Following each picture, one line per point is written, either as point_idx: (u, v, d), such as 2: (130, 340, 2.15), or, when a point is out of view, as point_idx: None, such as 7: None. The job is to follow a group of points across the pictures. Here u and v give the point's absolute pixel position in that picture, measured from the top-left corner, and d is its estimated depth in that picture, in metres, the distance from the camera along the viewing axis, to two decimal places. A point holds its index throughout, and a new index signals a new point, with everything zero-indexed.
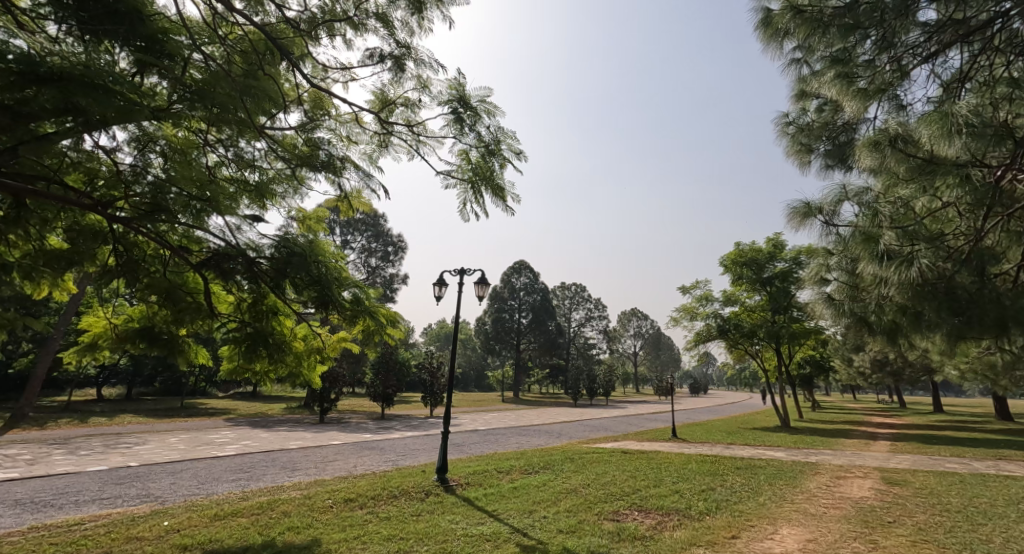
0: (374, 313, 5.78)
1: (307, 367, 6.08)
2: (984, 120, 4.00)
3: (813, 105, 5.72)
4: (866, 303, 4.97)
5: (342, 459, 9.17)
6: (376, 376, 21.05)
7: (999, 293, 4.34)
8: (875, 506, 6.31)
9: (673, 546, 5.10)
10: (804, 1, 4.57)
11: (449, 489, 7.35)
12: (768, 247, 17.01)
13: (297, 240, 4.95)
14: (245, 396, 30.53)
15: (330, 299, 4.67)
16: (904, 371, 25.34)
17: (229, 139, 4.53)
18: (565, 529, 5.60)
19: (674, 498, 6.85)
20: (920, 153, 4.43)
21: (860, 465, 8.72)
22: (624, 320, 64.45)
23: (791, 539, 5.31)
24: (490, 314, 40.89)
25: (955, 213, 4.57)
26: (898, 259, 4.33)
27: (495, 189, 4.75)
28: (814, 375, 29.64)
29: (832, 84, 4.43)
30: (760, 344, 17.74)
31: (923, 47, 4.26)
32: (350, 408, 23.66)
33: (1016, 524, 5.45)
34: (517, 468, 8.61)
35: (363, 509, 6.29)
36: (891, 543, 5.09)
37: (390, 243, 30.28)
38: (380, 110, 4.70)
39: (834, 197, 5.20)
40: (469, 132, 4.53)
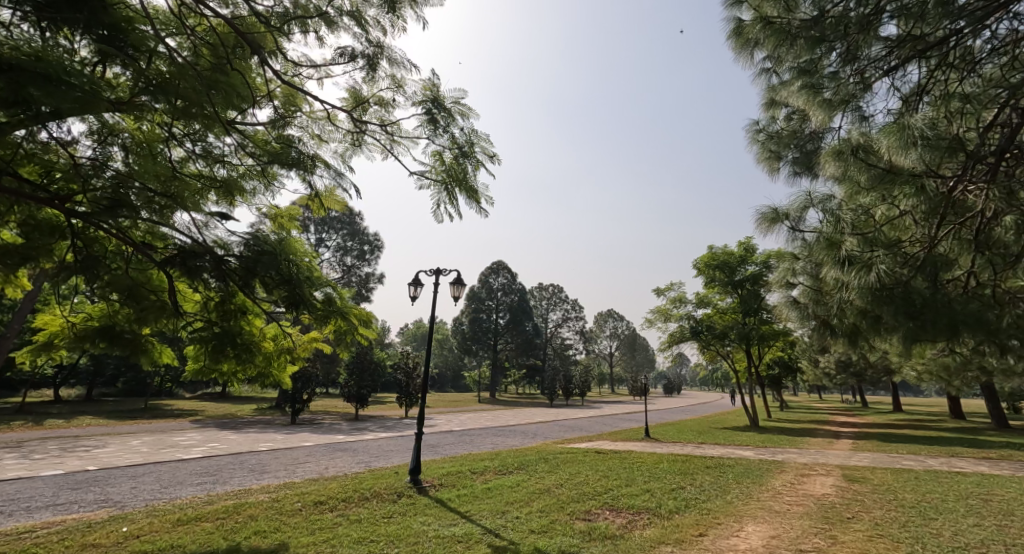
0: (347, 314, 5.69)
1: (277, 367, 6.01)
2: (938, 133, 4.19)
3: (782, 114, 5.90)
4: (829, 306, 5.14)
5: (314, 461, 9.03)
6: (350, 377, 20.78)
7: (951, 298, 4.55)
8: (836, 503, 6.54)
9: (641, 545, 5.17)
10: (774, 13, 4.70)
11: (422, 490, 7.33)
12: (739, 251, 17.42)
13: (268, 238, 4.85)
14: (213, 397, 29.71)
15: (301, 299, 4.59)
16: (867, 372, 26.24)
17: (196, 134, 4.41)
18: (537, 530, 5.64)
19: (645, 497, 6.96)
20: (880, 162, 4.61)
21: (823, 463, 9.01)
22: (601, 321, 65.00)
23: (756, 536, 5.45)
24: (467, 314, 40.77)
25: (912, 221, 4.75)
26: (859, 265, 4.51)
27: (468, 191, 4.74)
28: (782, 376, 30.46)
29: (800, 93, 4.70)
30: (730, 345, 18.17)
31: (885, 60, 4.38)
32: (323, 409, 23.31)
33: (964, 518, 5.72)
34: (491, 469, 8.63)
35: (334, 512, 6.22)
36: (849, 538, 5.28)
37: (367, 242, 29.86)
38: (353, 109, 4.64)
39: (799, 204, 5.36)
40: (442, 133, 4.52)
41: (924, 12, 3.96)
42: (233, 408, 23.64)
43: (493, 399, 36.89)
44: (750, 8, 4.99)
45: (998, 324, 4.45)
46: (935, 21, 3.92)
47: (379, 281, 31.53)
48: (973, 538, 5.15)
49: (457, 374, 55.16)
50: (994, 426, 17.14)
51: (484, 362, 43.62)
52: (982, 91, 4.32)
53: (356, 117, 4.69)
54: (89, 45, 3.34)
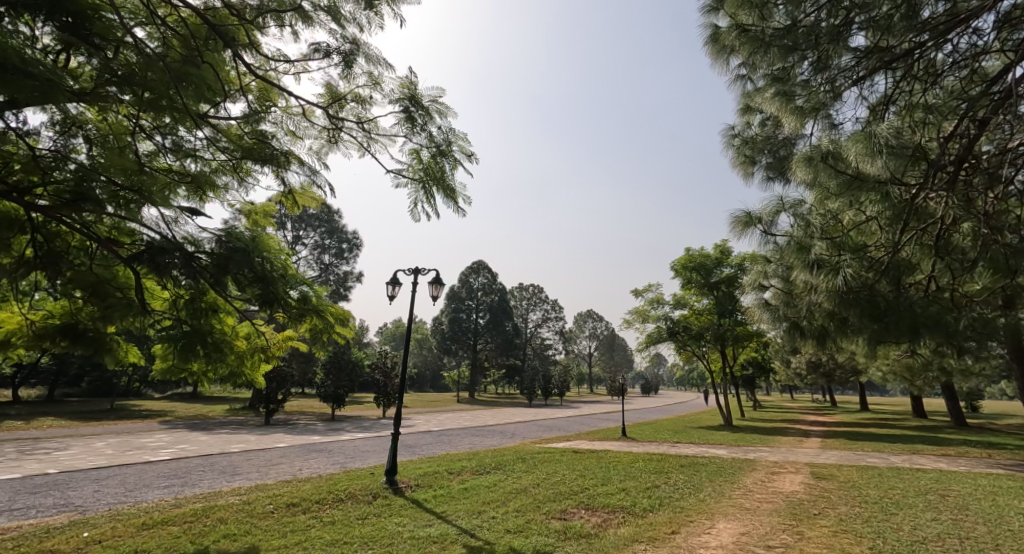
0: (322, 313, 5.61)
1: (250, 367, 5.91)
2: (902, 142, 4.35)
3: (757, 119, 6.04)
4: (799, 308, 5.28)
5: (287, 463, 8.88)
6: (327, 377, 20.48)
7: (913, 302, 4.73)
8: (803, 500, 6.72)
9: (616, 544, 5.22)
10: (749, 20, 4.78)
11: (397, 491, 7.27)
12: (716, 253, 17.76)
13: (240, 234, 4.74)
14: (184, 397, 28.95)
15: (274, 298, 4.45)
16: (835, 373, 27.00)
17: (167, 128, 4.29)
18: (512, 529, 5.66)
19: (620, 496, 7.03)
20: (848, 169, 4.74)
21: (792, 461, 9.25)
22: (581, 321, 65.43)
23: (726, 533, 5.57)
24: (448, 314, 40.59)
25: (877, 227, 4.94)
26: (827, 268, 4.68)
27: (446, 190, 4.72)
28: (756, 376, 31.16)
29: (773, 100, 4.81)
30: (706, 346, 18.49)
31: (853, 70, 4.51)
32: (298, 410, 22.92)
33: (923, 513, 5.94)
34: (468, 469, 8.60)
35: (306, 514, 6.12)
36: (815, 533, 5.43)
37: (345, 240, 29.46)
38: (329, 105, 4.58)
39: (772, 208, 5.53)
40: (420, 132, 4.49)
41: (890, 24, 4.10)
42: (205, 408, 23.06)
43: (473, 399, 36.85)
44: (726, 16, 5.09)
45: (954, 327, 4.65)
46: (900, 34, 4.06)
47: (358, 280, 31.24)
48: (931, 531, 5.35)
49: (436, 374, 54.93)
50: (952, 424, 17.86)
51: (464, 362, 43.43)
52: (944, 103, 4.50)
53: (333, 113, 4.62)
54: (51, 32, 3.21)
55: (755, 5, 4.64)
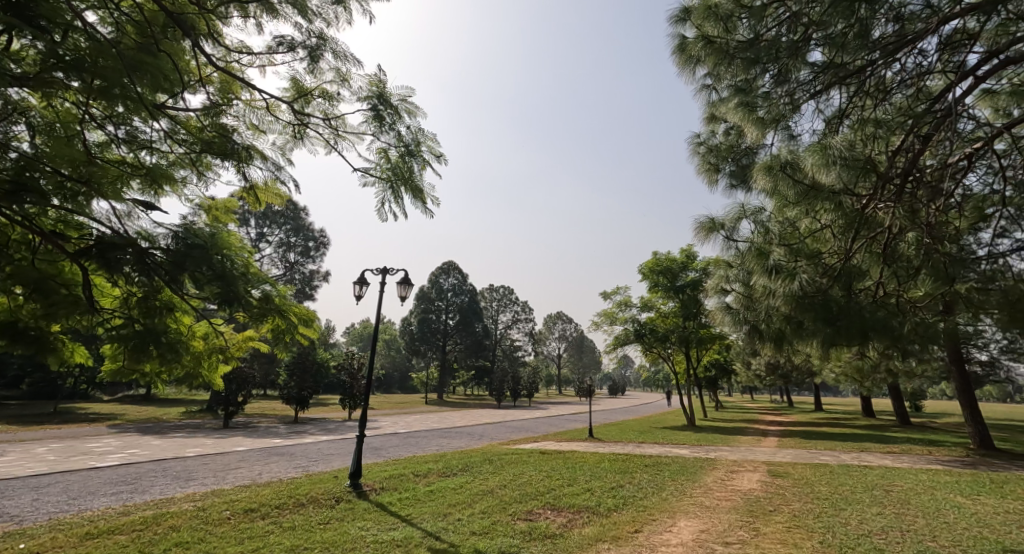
0: (286, 313, 5.44)
1: (207, 368, 5.69)
2: (855, 155, 4.56)
3: (721, 128, 6.20)
4: (758, 312, 5.48)
5: (246, 467, 8.60)
6: (290, 379, 19.92)
7: (864, 306, 4.98)
8: (760, 497, 6.95)
9: (579, 544, 5.27)
10: (714, 32, 4.90)
11: (362, 495, 7.15)
12: (681, 257, 18.21)
13: (199, 230, 4.53)
14: (136, 400, 27.61)
15: (235, 296, 4.19)
16: (792, 374, 28.01)
17: (120, 117, 4.05)
18: (477, 531, 5.64)
19: (586, 496, 7.12)
20: (805, 179, 4.94)
21: (751, 459, 9.57)
22: (550, 322, 65.73)
23: (687, 530, 5.71)
24: (417, 314, 40.18)
25: (832, 235, 5.18)
26: (784, 273, 4.99)
27: (414, 190, 4.66)
28: (718, 377, 32.00)
29: (736, 110, 4.98)
30: (671, 348, 18.91)
31: (811, 84, 4.72)
32: (259, 412, 22.19)
33: (869, 507, 6.24)
34: (435, 471, 8.53)
35: (265, 519, 5.95)
36: (770, 529, 5.62)
37: (312, 238, 28.81)
38: (295, 100, 4.45)
39: (734, 215, 5.73)
40: (388, 131, 4.43)
41: (845, 43, 4.29)
42: (158, 411, 22.04)
43: (442, 401, 36.56)
44: (693, 27, 5.21)
45: (901, 331, 4.91)
46: (854, 52, 4.25)
47: (325, 279, 30.56)
48: (876, 525, 5.63)
49: (405, 375, 54.23)
50: (897, 423, 18.85)
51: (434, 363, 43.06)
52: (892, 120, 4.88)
53: (298, 108, 4.49)
54: None
55: (720, 17, 4.75)
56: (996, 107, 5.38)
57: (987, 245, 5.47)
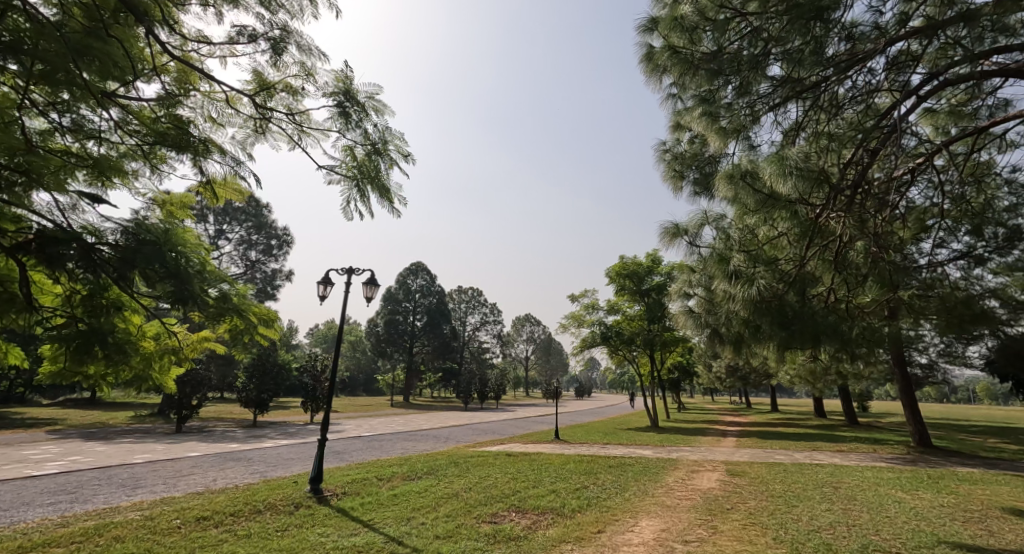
0: (246, 313, 5.24)
1: (159, 370, 5.42)
2: (810, 165, 4.78)
3: (686, 137, 6.37)
4: (719, 316, 5.65)
5: (199, 473, 8.25)
6: (250, 381, 19.23)
7: (816, 311, 5.22)
8: (719, 495, 7.16)
9: (543, 545, 5.30)
10: (680, 43, 5.03)
11: (322, 500, 6.96)
12: (647, 261, 18.63)
13: (150, 225, 4.27)
14: (79, 404, 25.97)
15: (189, 296, 3.94)
16: (750, 376, 29.05)
17: (64, 104, 3.80)
18: (441, 535, 5.58)
19: (551, 497, 7.16)
20: (764, 189, 5.13)
21: (710, 459, 9.85)
22: (519, 324, 65.85)
23: (648, 530, 5.82)
24: (384, 315, 39.56)
25: (787, 242, 5.43)
26: (743, 278, 5.17)
27: (380, 190, 4.57)
28: (681, 379, 32.84)
29: (700, 120, 5.15)
30: (636, 350, 19.28)
31: (770, 97, 4.91)
32: (215, 416, 21.31)
33: (819, 504, 6.52)
34: (399, 475, 8.39)
35: (219, 527, 5.72)
36: (727, 527, 5.81)
37: (275, 236, 27.96)
38: (257, 94, 4.27)
39: (697, 221, 5.89)
40: (355, 128, 4.33)
41: (801, 58, 4.40)
42: (103, 416, 20.82)
43: (409, 404, 36.06)
44: (659, 37, 5.32)
45: (849, 335, 5.19)
46: (810, 68, 4.44)
47: (289, 279, 29.69)
48: (825, 520, 5.90)
49: (371, 377, 53.22)
50: (846, 422, 19.83)
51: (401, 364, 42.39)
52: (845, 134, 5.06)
53: (259, 101, 4.32)
54: None
55: (686, 28, 4.88)
56: (938, 125, 5.70)
57: (928, 254, 5.83)
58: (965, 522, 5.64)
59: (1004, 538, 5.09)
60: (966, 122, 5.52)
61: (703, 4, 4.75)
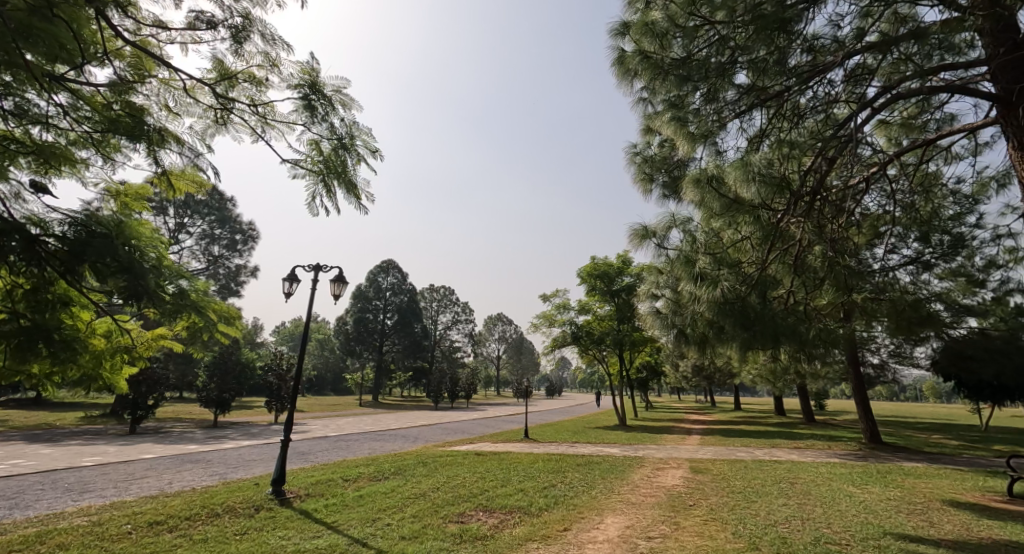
0: (205, 309, 5.01)
1: (109, 369, 5.15)
2: (770, 171, 4.98)
3: (656, 140, 6.47)
4: (684, 317, 5.75)
5: (154, 476, 7.93)
6: (210, 380, 18.56)
7: (776, 313, 5.39)
8: (681, 492, 7.33)
9: (509, 544, 5.30)
10: (651, 48, 5.10)
11: (285, 503, 6.79)
12: (618, 262, 18.88)
13: (101, 217, 4.03)
14: (21, 405, 24.45)
15: (144, 292, 3.69)
16: (715, 375, 29.79)
17: (6, 87, 3.56)
18: (406, 536, 5.52)
19: (518, 496, 7.17)
20: (729, 194, 5.30)
21: (674, 457, 10.06)
22: (491, 324, 65.59)
23: (613, 527, 5.90)
24: (354, 314, 38.87)
25: (750, 246, 5.61)
26: (708, 280, 5.30)
27: (348, 185, 4.47)
28: (649, 379, 33.37)
29: (669, 124, 5.25)
30: (605, 350, 19.51)
31: (737, 104, 5.03)
32: (172, 417, 20.48)
33: (776, 499, 6.75)
34: (365, 475, 8.27)
35: (173, 532, 5.51)
36: (689, 523, 5.94)
37: (239, 231, 27.12)
38: (218, 83, 4.10)
39: (664, 223, 6.00)
40: (320, 122, 4.20)
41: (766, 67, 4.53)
42: (47, 417, 19.67)
43: (378, 403, 35.51)
44: (630, 41, 5.39)
45: (807, 336, 5.39)
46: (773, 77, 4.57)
47: (254, 275, 28.84)
48: (781, 515, 6.10)
49: (339, 376, 52.20)
50: (803, 420, 20.59)
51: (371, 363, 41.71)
52: (806, 142, 5.22)
53: (220, 91, 4.15)
54: None
55: (656, 33, 4.96)
56: (891, 137, 5.97)
57: (881, 259, 6.11)
58: (909, 514, 5.93)
59: (944, 529, 5.38)
60: (916, 134, 5.80)
61: (673, 11, 4.84)
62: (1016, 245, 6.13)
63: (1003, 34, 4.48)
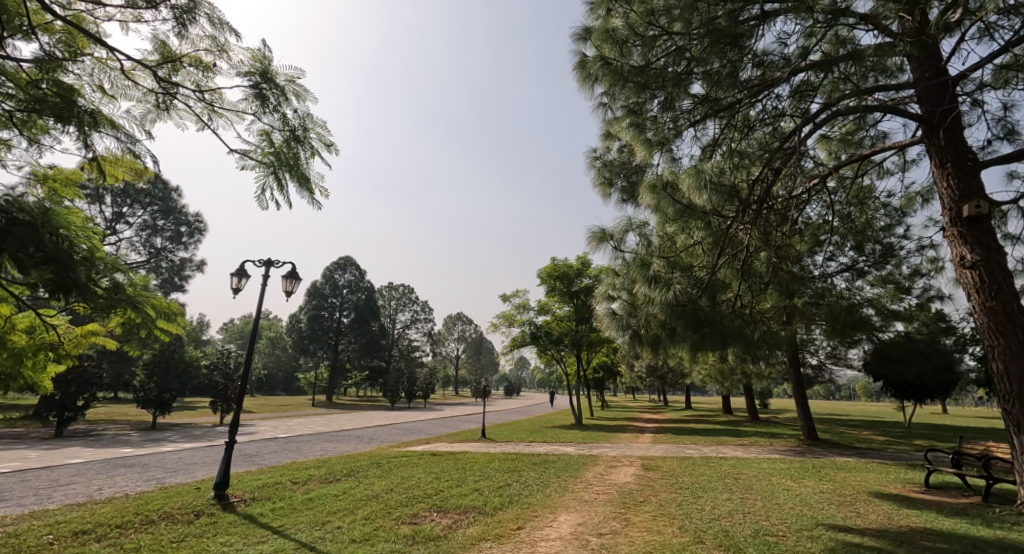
0: (144, 304, 4.71)
1: (31, 368, 4.77)
2: (721, 180, 5.20)
3: (615, 146, 6.61)
4: (639, 318, 5.87)
5: (82, 482, 7.41)
6: (149, 380, 17.51)
7: (725, 316, 5.60)
8: (632, 489, 7.53)
9: (462, 544, 5.29)
10: (611, 54, 5.19)
11: (228, 508, 6.50)
12: (578, 264, 19.15)
13: (25, 202, 3.64)
14: None
15: (73, 285, 3.43)
16: (667, 375, 30.76)
17: None
18: (357, 539, 5.40)
19: (473, 496, 7.16)
20: (683, 200, 5.45)
21: (627, 455, 10.31)
22: (451, 322, 64.87)
23: (566, 524, 5.99)
24: (307, 312, 37.71)
25: (701, 251, 5.84)
26: (661, 282, 5.43)
27: (300, 179, 4.30)
28: (605, 379, 34.06)
29: (627, 130, 5.41)
30: (563, 350, 19.76)
31: (691, 114, 5.22)
32: (105, 418, 19.20)
33: (721, 494, 7.04)
34: (316, 477, 8.03)
35: (101, 542, 5.17)
36: (638, 519, 6.11)
37: (184, 222, 25.74)
38: (160, 66, 3.84)
39: (622, 227, 6.14)
40: (273, 112, 4.02)
41: (720, 79, 4.69)
42: None
43: (331, 403, 34.59)
44: (592, 47, 5.48)
45: (751, 337, 5.65)
46: (726, 88, 4.75)
47: (199, 269, 27.45)
48: (725, 509, 6.37)
49: (291, 375, 50.47)
50: (748, 418, 21.57)
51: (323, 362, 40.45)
52: (755, 153, 5.45)
53: (162, 75, 3.91)
54: None
55: (617, 41, 5.06)
56: (831, 151, 6.33)
57: (820, 266, 6.47)
58: (839, 505, 6.32)
59: (868, 518, 5.77)
60: (853, 149, 6.18)
61: (633, 19, 4.95)
62: (937, 255, 6.65)
63: (928, 61, 4.85)
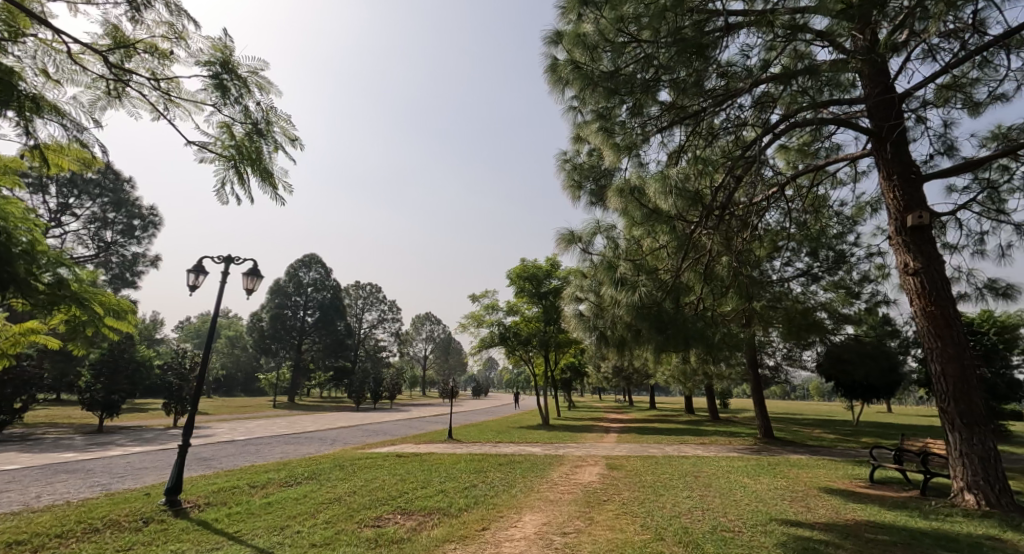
0: (92, 300, 4.45)
1: None
2: (686, 185, 5.34)
3: (585, 149, 6.69)
4: (604, 320, 5.92)
5: (19, 490, 6.96)
6: (96, 381, 16.60)
7: (687, 317, 5.74)
8: (597, 488, 7.63)
9: (426, 545, 5.24)
10: (582, 59, 5.23)
11: (180, 514, 6.23)
12: (546, 265, 19.28)
13: None
14: None
15: (10, 279, 3.21)
16: (633, 375, 31.37)
17: None
18: (318, 543, 5.28)
19: (438, 497, 7.11)
20: (649, 204, 5.56)
21: (593, 454, 10.45)
22: (420, 322, 64.27)
23: (530, 524, 6.02)
24: (269, 310, 36.55)
25: (666, 254, 5.97)
26: (626, 285, 5.52)
27: (262, 173, 4.16)
28: (573, 379, 34.43)
29: (597, 134, 5.48)
30: (532, 351, 19.86)
31: (658, 121, 5.34)
32: (47, 421, 18.06)
33: (682, 492, 7.23)
34: (275, 481, 7.79)
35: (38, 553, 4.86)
36: (602, 517, 6.20)
37: (137, 215, 24.50)
38: (112, 51, 3.64)
39: (590, 229, 6.21)
40: (233, 104, 3.89)
41: (686, 88, 4.82)
42: None
43: (292, 405, 33.63)
44: (563, 51, 5.52)
45: (713, 339, 5.80)
46: (691, 97, 4.87)
47: (154, 265, 26.21)
48: (685, 506, 6.54)
49: (251, 376, 48.85)
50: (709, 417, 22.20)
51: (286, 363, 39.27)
52: (718, 160, 5.63)
53: (113, 61, 3.71)
54: None
55: (587, 45, 5.10)
56: (789, 160, 6.61)
57: (778, 271, 6.74)
58: (792, 500, 6.59)
59: (818, 513, 6.03)
60: (809, 159, 6.47)
61: (603, 25, 4.95)
62: (884, 262, 7.03)
63: (877, 78, 5.14)
